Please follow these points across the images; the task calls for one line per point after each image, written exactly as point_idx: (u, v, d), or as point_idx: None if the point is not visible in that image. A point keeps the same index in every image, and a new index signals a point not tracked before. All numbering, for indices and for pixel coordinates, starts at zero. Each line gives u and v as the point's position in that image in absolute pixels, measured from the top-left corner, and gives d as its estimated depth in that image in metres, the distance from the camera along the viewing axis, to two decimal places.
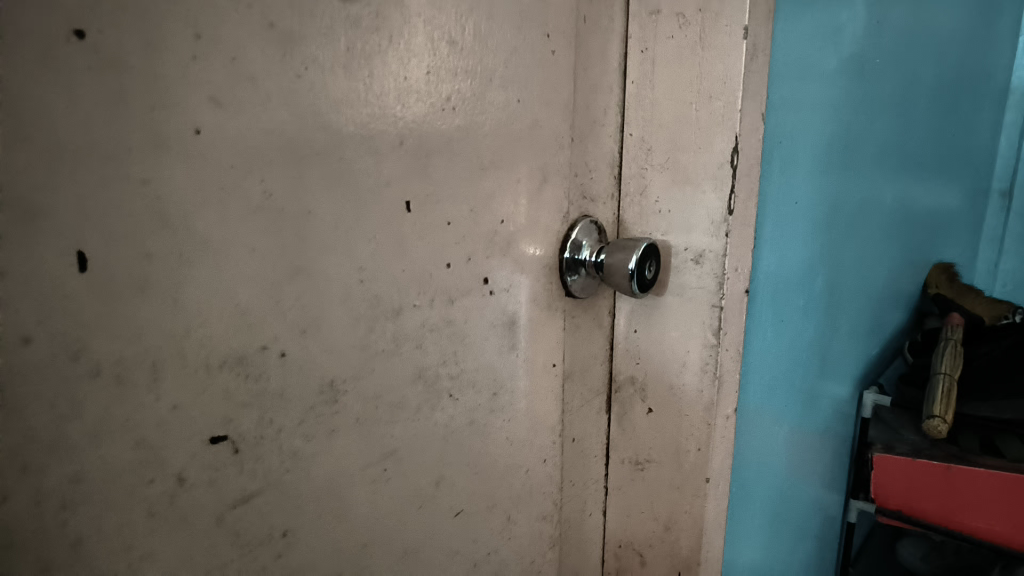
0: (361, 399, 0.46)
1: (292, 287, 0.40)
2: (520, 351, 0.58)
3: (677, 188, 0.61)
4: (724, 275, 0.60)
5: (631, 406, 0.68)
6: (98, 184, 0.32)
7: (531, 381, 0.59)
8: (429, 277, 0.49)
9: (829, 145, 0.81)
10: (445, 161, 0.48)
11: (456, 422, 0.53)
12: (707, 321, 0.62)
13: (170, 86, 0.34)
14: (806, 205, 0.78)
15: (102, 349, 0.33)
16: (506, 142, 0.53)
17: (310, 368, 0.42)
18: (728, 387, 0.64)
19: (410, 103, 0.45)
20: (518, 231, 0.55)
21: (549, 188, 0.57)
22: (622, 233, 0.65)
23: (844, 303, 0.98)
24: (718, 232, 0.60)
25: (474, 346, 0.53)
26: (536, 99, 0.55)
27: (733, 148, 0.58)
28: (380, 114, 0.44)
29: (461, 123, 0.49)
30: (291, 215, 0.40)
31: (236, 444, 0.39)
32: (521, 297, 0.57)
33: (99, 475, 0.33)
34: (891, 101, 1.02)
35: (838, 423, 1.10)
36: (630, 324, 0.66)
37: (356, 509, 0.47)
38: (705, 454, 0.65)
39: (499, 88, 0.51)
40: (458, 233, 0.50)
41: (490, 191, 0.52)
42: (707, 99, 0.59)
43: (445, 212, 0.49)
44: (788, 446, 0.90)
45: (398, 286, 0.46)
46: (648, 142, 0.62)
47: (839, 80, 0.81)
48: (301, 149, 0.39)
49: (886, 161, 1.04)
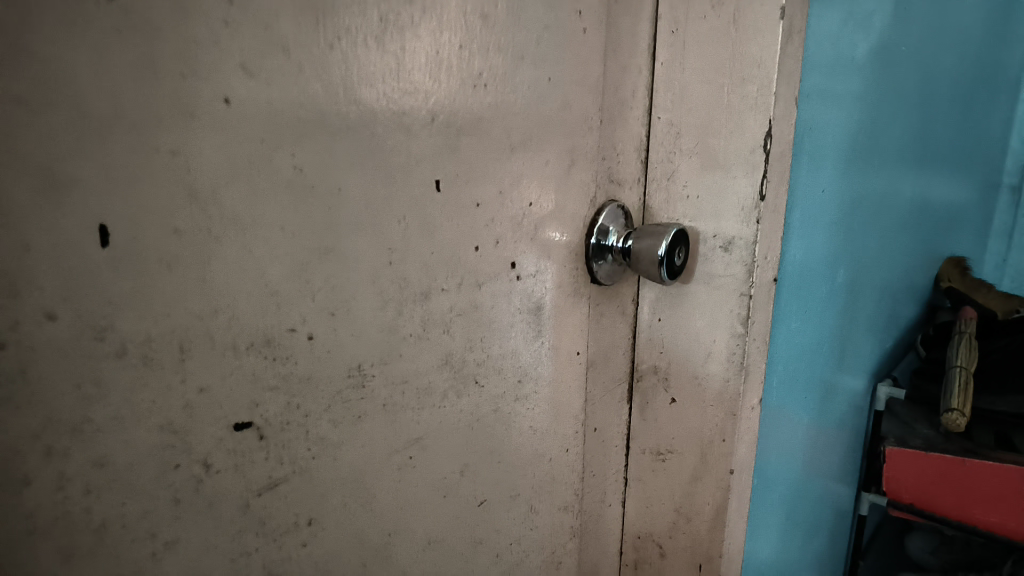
0: (388, 384, 0.44)
1: (321, 267, 0.39)
2: (546, 339, 0.56)
3: (706, 175, 0.60)
4: (753, 263, 0.59)
5: (653, 396, 0.67)
6: (125, 154, 0.30)
7: (555, 370, 0.58)
8: (458, 260, 0.47)
9: (854, 135, 0.80)
10: (476, 141, 0.47)
11: (482, 410, 0.52)
12: (736, 311, 0.60)
13: (201, 52, 0.32)
14: (831, 196, 0.76)
15: (128, 329, 0.31)
16: (536, 122, 0.51)
17: (337, 352, 0.41)
18: (754, 378, 0.63)
19: (440, 78, 0.44)
20: (546, 216, 0.54)
21: (577, 171, 0.56)
22: (648, 218, 0.64)
23: (863, 296, 0.97)
24: (749, 219, 0.58)
25: (499, 333, 0.52)
26: (566, 79, 0.53)
27: (766, 133, 0.56)
28: (411, 87, 0.42)
29: (492, 101, 0.47)
30: (321, 192, 0.38)
31: (263, 429, 0.38)
32: (547, 283, 0.55)
33: (124, 460, 0.32)
34: (914, 91, 1.00)
35: (854, 416, 1.09)
36: (655, 312, 0.65)
37: (381, 497, 0.45)
38: (729, 447, 0.64)
39: (530, 66, 0.50)
40: (487, 215, 0.49)
41: (519, 173, 0.51)
42: (740, 82, 0.56)
43: (474, 193, 0.47)
44: (805, 439, 0.89)
45: (427, 268, 0.45)
46: (677, 126, 0.60)
47: (867, 67, 0.80)
48: (331, 123, 0.38)
49: (909, 151, 1.03)
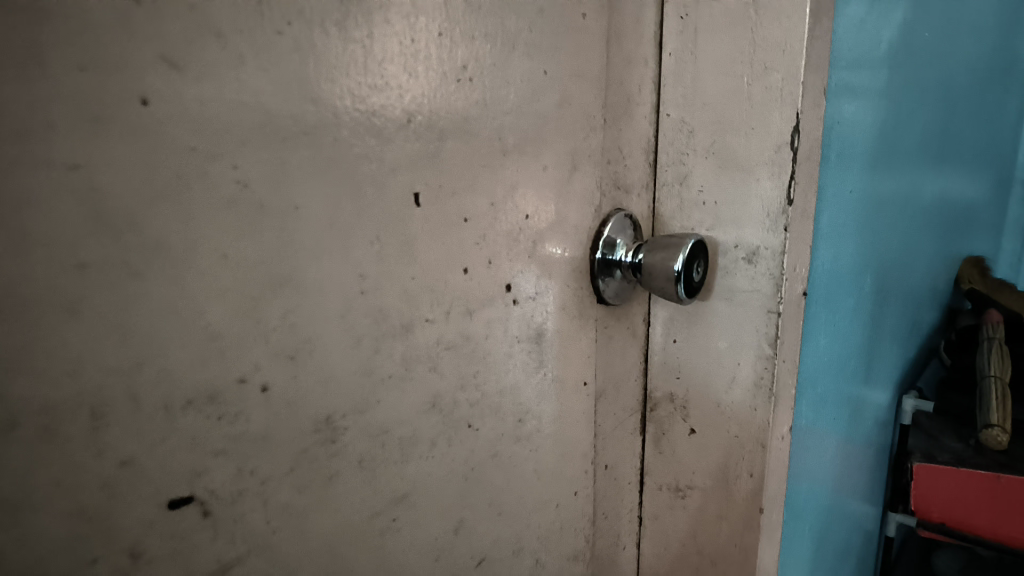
0: (365, 437, 0.37)
1: (276, 301, 0.32)
2: (548, 370, 0.49)
3: (724, 178, 0.53)
4: (782, 277, 0.51)
5: (669, 426, 0.60)
6: (5, 172, 0.23)
7: (561, 404, 0.51)
8: (444, 285, 0.40)
9: (880, 131, 0.73)
10: (460, 144, 0.40)
11: (478, 456, 0.45)
12: (762, 329, 0.53)
13: (106, 39, 0.25)
14: (856, 199, 0.69)
15: (19, 395, 0.24)
16: (530, 123, 0.44)
17: (301, 402, 0.34)
18: (784, 405, 0.56)
19: (415, 69, 0.37)
20: (545, 228, 0.47)
21: (579, 177, 0.50)
22: (658, 229, 0.57)
23: (887, 303, 0.90)
24: (775, 227, 0.51)
25: (496, 366, 0.45)
26: (562, 72, 0.47)
27: (793, 128, 0.49)
28: (381, 81, 0.35)
29: (479, 98, 0.41)
30: (272, 211, 0.31)
31: (207, 505, 0.30)
32: (549, 307, 0.48)
33: (22, 562, 0.25)
34: (934, 83, 0.93)
35: (879, 431, 1.02)
36: (668, 332, 0.58)
37: (361, 570, 0.38)
38: (759, 482, 0.55)
39: (523, 56, 0.43)
40: (476, 231, 0.42)
41: (513, 182, 0.44)
42: (761, 71, 0.50)
43: (461, 205, 0.41)
44: (832, 460, 0.83)
45: (407, 296, 0.38)
46: (690, 124, 0.54)
47: (891, 56, 0.73)
48: (284, 126, 0.31)
49: (931, 146, 0.96)
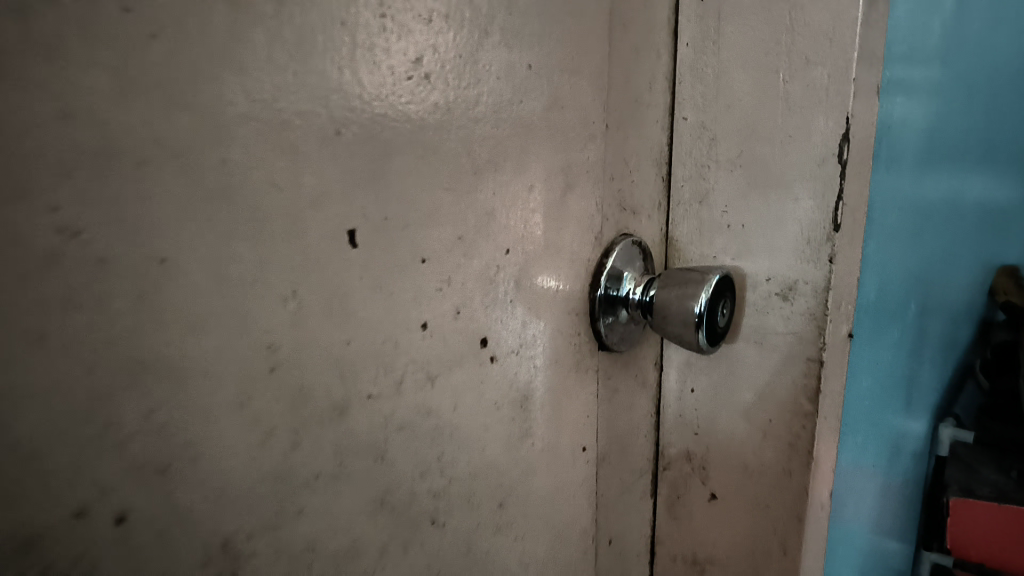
0: (281, 560, 0.27)
1: (136, 395, 0.22)
2: (537, 438, 0.39)
3: (754, 197, 0.43)
4: (825, 319, 0.42)
5: (685, 489, 0.50)
6: None
7: (553, 476, 0.41)
8: (392, 348, 0.30)
9: (929, 134, 0.63)
10: (412, 159, 0.30)
11: (446, 558, 0.35)
12: (800, 381, 0.43)
13: None
14: (902, 214, 0.59)
15: None
16: (511, 131, 0.34)
17: (181, 530, 0.24)
18: (828, 470, 0.46)
19: (347, 61, 0.27)
20: (531, 261, 0.37)
21: (574, 197, 0.40)
22: (673, 262, 0.47)
23: (926, 325, 0.80)
24: (818, 257, 0.41)
25: (469, 443, 0.35)
26: (553, 65, 0.36)
27: (842, 136, 0.39)
28: (295, 78, 0.25)
29: (438, 100, 0.30)
30: (123, 269, 0.21)
31: None
32: (538, 360, 0.39)
33: None
34: (980, 78, 0.83)
35: (914, 464, 0.92)
36: (684, 381, 0.49)
37: None
38: (795, 563, 0.45)
39: (501, 45, 0.33)
40: (439, 274, 0.32)
41: (488, 208, 0.34)
42: (802, 64, 0.40)
43: (418, 243, 0.30)
44: (864, 503, 0.74)
45: (339, 368, 0.28)
46: (712, 130, 0.44)
47: (943, 47, 0.63)
48: (138, 145, 0.21)
49: (975, 148, 0.86)
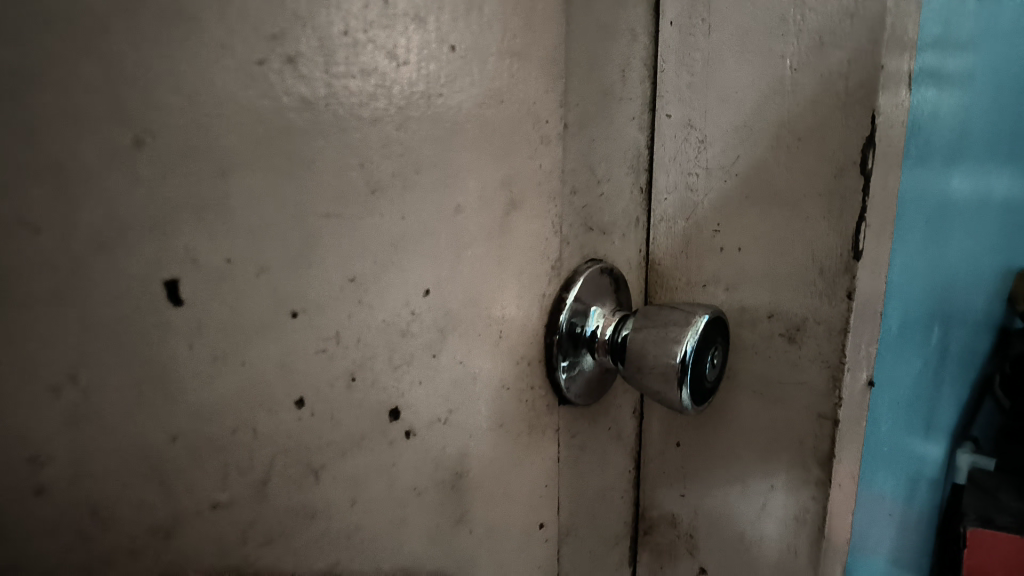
0: None
1: None
2: (477, 522, 0.31)
3: (753, 214, 0.35)
4: (841, 368, 0.34)
5: (671, 558, 0.42)
6: None
7: (502, 564, 0.33)
8: (248, 439, 0.22)
9: (958, 131, 0.54)
10: (267, 176, 0.21)
11: None
12: (809, 442, 0.35)
13: None
14: (925, 225, 0.51)
15: None
16: (429, 134, 0.26)
17: None
18: (840, 545, 0.38)
19: (144, 33, 0.18)
20: (464, 304, 0.29)
21: (520, 218, 0.31)
22: (655, 296, 0.39)
23: (946, 345, 0.72)
24: (832, 291, 0.33)
25: (379, 544, 0.27)
26: (490, 47, 0.28)
27: (865, 139, 0.31)
28: (44, 60, 0.16)
29: (312, 93, 0.22)
30: None
31: None
32: (476, 427, 0.30)
33: None
34: (1011, 64, 0.74)
35: (931, 493, 0.84)
36: (669, 432, 0.40)
37: None
38: None
39: (410, 17, 0.24)
40: (323, 330, 0.23)
41: (395, 238, 0.25)
42: (815, 48, 0.31)
43: (289, 292, 0.22)
44: (883, 539, 0.67)
45: (160, 475, 0.20)
46: (702, 129, 0.35)
47: (976, 28, 0.54)
48: None
49: (1004, 143, 0.77)
